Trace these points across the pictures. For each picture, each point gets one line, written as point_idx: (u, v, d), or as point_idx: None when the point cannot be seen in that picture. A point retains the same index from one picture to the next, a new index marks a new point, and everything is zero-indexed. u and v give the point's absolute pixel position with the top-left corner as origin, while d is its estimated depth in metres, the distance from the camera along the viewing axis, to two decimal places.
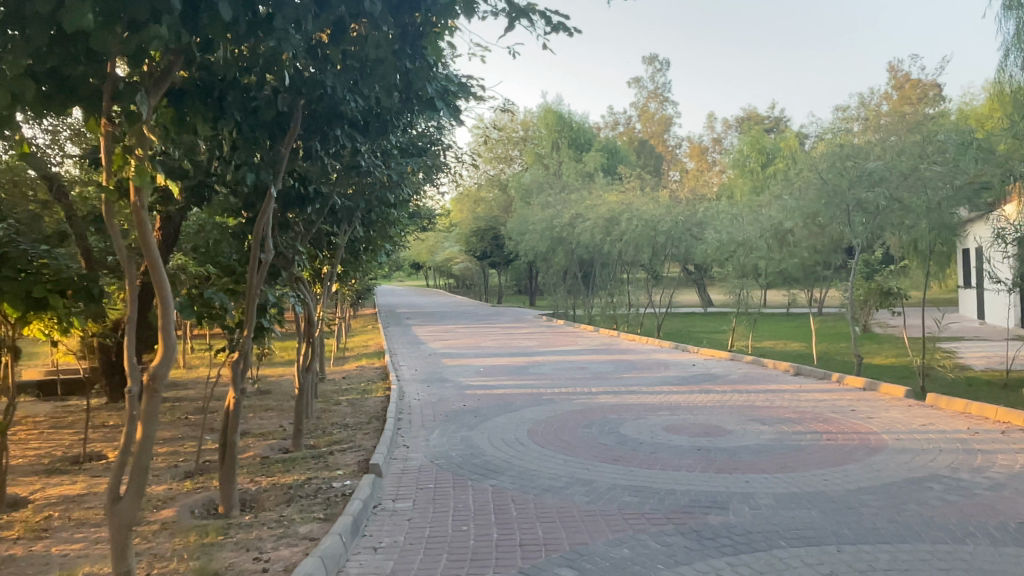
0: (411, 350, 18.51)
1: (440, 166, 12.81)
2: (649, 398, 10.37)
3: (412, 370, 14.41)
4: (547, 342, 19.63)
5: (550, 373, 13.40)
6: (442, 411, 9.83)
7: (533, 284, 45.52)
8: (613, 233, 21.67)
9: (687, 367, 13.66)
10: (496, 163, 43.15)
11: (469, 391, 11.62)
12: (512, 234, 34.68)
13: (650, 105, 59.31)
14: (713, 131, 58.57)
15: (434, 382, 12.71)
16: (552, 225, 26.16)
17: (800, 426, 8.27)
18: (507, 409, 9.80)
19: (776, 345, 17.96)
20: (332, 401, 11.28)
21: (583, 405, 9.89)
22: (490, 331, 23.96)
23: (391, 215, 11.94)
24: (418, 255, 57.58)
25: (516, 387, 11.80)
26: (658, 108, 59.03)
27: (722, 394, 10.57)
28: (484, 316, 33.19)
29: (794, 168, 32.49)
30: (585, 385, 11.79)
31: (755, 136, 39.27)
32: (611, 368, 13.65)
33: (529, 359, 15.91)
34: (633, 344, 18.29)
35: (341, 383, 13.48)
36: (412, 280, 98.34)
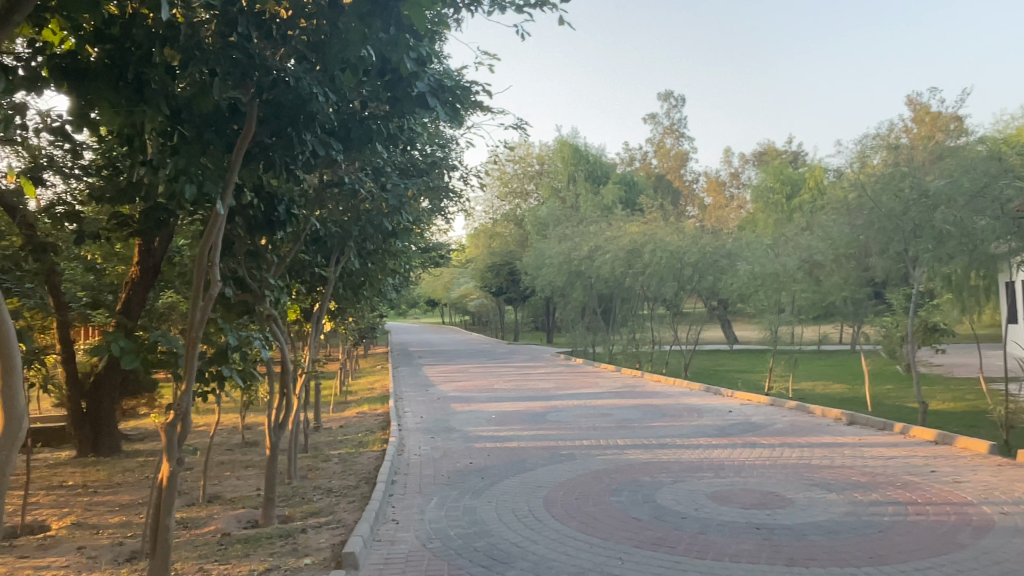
0: (419, 393, 17.14)
1: (445, 195, 11.74)
2: (685, 454, 8.93)
3: (416, 417, 13.06)
4: (565, 384, 18.19)
5: (570, 421, 11.96)
6: (444, 470, 8.44)
7: (550, 321, 44.12)
8: (636, 266, 20.38)
9: (723, 415, 12.17)
10: (512, 197, 43.17)
11: (477, 444, 10.22)
12: (528, 270, 33.46)
13: (666, 141, 58.32)
14: (732, 165, 57.39)
15: (440, 432, 11.33)
16: (570, 259, 24.92)
17: (876, 493, 6.81)
18: (520, 467, 8.41)
19: (816, 387, 16.38)
20: (320, 456, 9.94)
21: (609, 463, 8.47)
22: (505, 371, 22.59)
23: (392, 248, 10.82)
24: (433, 291, 56.49)
25: (531, 438, 10.40)
26: (675, 143, 58.00)
27: (770, 448, 9.09)
28: (499, 355, 31.82)
29: (821, 199, 31.11)
30: (611, 436, 10.36)
31: (778, 166, 38.01)
32: (638, 416, 12.19)
33: (546, 403, 14.48)
34: (660, 387, 16.79)
35: (336, 434, 12.12)
36: (429, 318, 97.18)
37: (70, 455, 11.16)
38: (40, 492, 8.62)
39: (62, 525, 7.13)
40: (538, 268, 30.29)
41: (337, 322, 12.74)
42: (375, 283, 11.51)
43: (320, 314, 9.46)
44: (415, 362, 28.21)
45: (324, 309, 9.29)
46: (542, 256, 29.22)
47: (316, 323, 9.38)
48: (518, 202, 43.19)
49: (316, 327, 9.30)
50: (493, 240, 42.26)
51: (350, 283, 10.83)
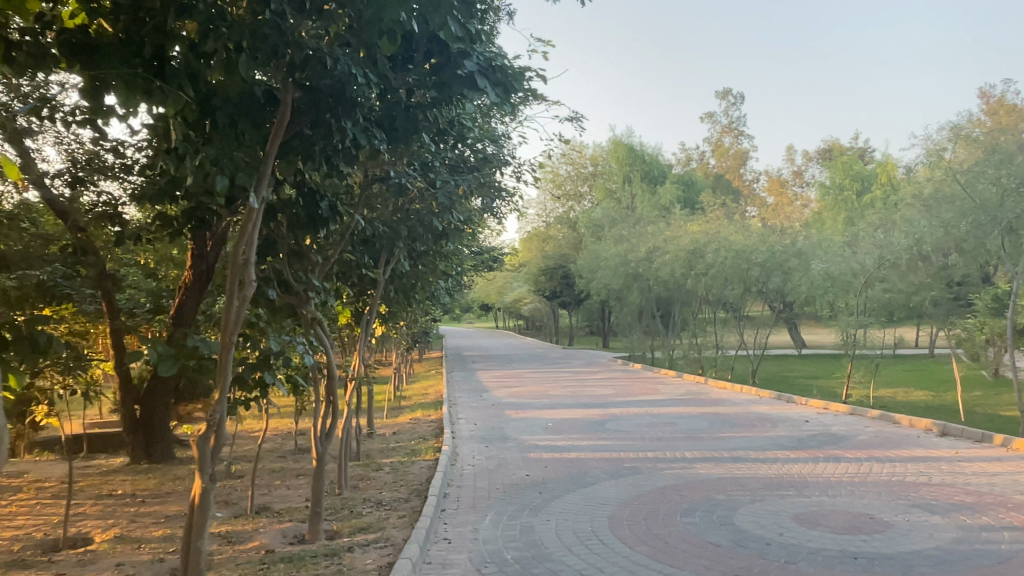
0: (473, 400, 16.71)
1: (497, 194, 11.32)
2: (760, 469, 8.18)
3: (471, 424, 12.61)
4: (625, 390, 17.49)
5: (631, 430, 11.29)
6: (500, 483, 7.94)
7: (606, 325, 43.27)
8: (697, 267, 19.53)
9: (799, 426, 11.29)
10: (567, 200, 42.64)
11: (534, 454, 9.68)
12: (584, 273, 32.80)
13: (724, 140, 56.70)
14: (794, 163, 55.38)
15: (494, 441, 10.83)
16: (627, 261, 24.19)
17: (989, 516, 5.96)
18: (581, 481, 7.84)
19: (898, 396, 15.24)
20: (371, 465, 9.57)
21: (677, 478, 7.80)
22: (561, 377, 21.99)
23: (443, 249, 10.45)
24: (487, 296, 56.28)
25: (591, 448, 9.80)
26: (733, 142, 56.33)
27: (856, 463, 8.26)
28: (555, 360, 31.23)
29: (893, 195, 29.47)
30: (677, 447, 9.66)
31: (846, 161, 36.32)
32: (705, 425, 11.45)
33: (606, 410, 13.83)
34: (725, 393, 15.92)
35: (388, 441, 11.76)
36: (484, 323, 97.18)
37: (125, 463, 11.12)
38: (91, 501, 8.50)
39: (107, 539, 6.92)
40: (594, 270, 29.61)
41: (389, 328, 12.45)
42: (426, 286, 11.18)
43: (369, 319, 9.14)
44: (469, 368, 27.88)
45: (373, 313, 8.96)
46: (599, 258, 28.52)
47: (365, 327, 9.05)
48: (572, 205, 42.61)
49: (364, 332, 8.97)
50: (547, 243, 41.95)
51: (401, 287, 10.50)
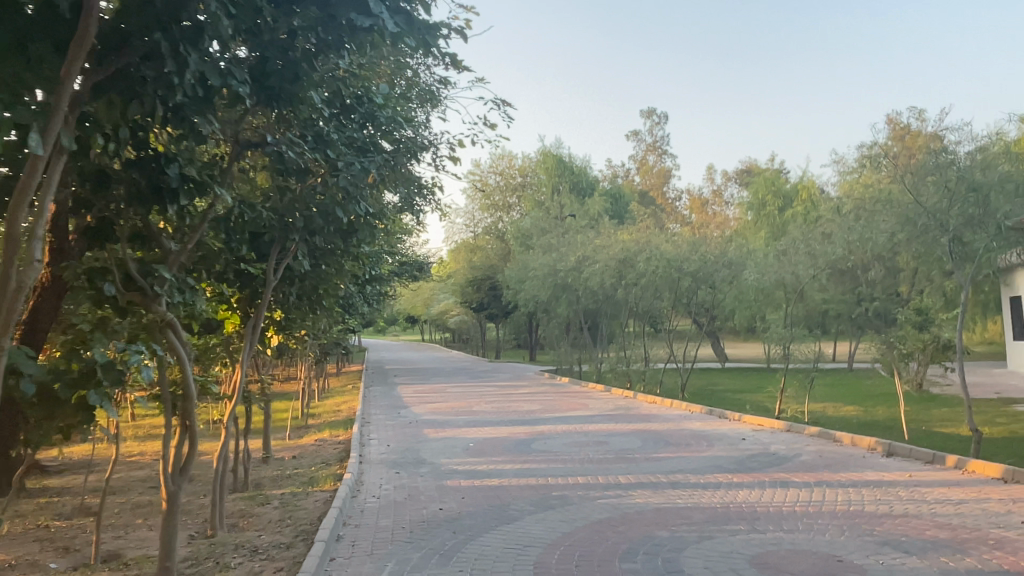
0: (388, 416, 15.34)
1: (416, 188, 10.22)
2: (706, 497, 7.23)
3: (381, 446, 11.28)
4: (552, 405, 16.50)
5: (560, 451, 10.23)
6: (406, 519, 6.69)
7: (532, 337, 42.42)
8: (628, 277, 18.79)
9: (737, 444, 10.51)
10: (495, 210, 41.74)
11: (450, 480, 8.47)
12: (511, 283, 31.84)
13: (648, 158, 57.27)
14: (715, 183, 56.48)
15: (406, 465, 9.56)
16: (555, 271, 23.27)
17: (973, 558, 5.15)
18: (502, 515, 6.70)
19: (831, 411, 14.82)
20: (256, 497, 8.15)
21: (614, 510, 6.74)
22: (485, 391, 20.86)
23: (354, 246, 9.29)
24: (411, 306, 54.65)
25: (515, 474, 8.68)
26: (657, 161, 57.01)
27: (808, 490, 7.45)
28: (480, 373, 30.03)
29: (816, 211, 29.81)
30: (610, 471, 8.65)
31: (769, 178, 36.83)
32: (639, 445, 10.52)
33: (531, 428, 12.76)
34: (656, 409, 15.14)
35: (284, 467, 10.30)
36: (409, 334, 94.95)
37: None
38: None
39: None
40: (521, 280, 28.63)
41: (290, 338, 11.05)
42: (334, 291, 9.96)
43: (254, 323, 7.80)
44: (389, 381, 26.36)
45: (260, 318, 7.68)
46: (527, 268, 27.57)
47: (249, 336, 7.72)
48: (500, 215, 41.77)
49: (247, 343, 7.63)
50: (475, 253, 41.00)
51: (300, 290, 9.23)
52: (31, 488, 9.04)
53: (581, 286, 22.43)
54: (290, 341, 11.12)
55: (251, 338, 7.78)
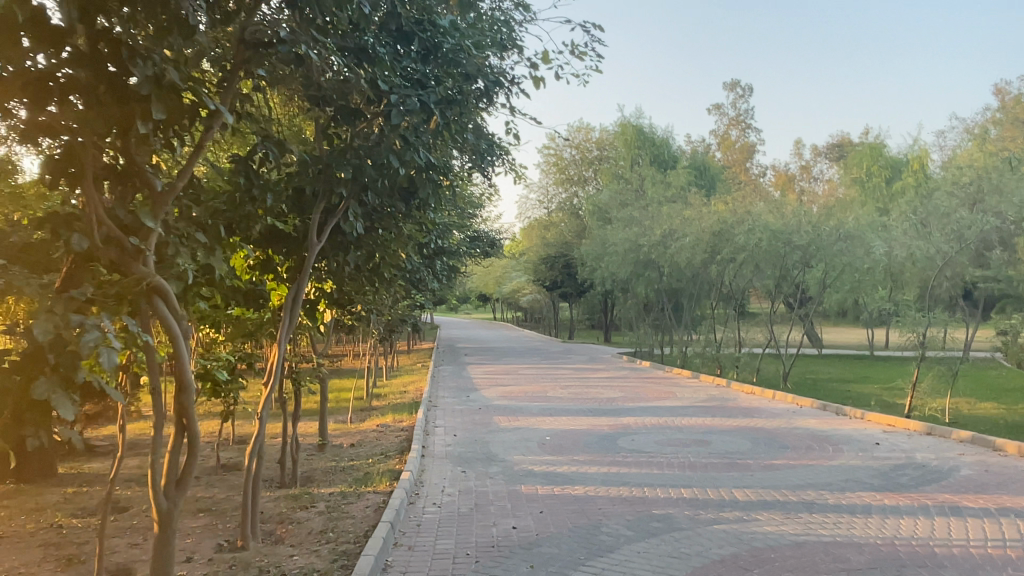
0: (457, 400, 14.14)
1: (490, 145, 8.87)
2: (856, 527, 5.60)
3: (447, 436, 10.04)
4: (636, 393, 14.94)
5: (653, 451, 8.71)
6: (472, 542, 5.32)
7: (608, 317, 40.65)
8: (722, 254, 16.89)
9: (870, 450, 8.71)
10: (570, 185, 40.09)
11: (525, 485, 7.09)
12: (588, 260, 30.24)
13: (730, 133, 54.24)
14: (805, 158, 52.95)
15: (474, 462, 8.25)
16: (638, 247, 21.54)
17: None
18: (593, 542, 5.25)
19: (968, 410, 12.67)
20: (301, 497, 7.01)
21: (738, 543, 5.21)
22: (561, 374, 19.47)
23: (418, 206, 8.07)
24: (484, 284, 53.74)
25: (603, 480, 7.21)
26: (739, 136, 53.99)
27: (994, 523, 5.68)
28: (554, 354, 28.68)
29: (930, 182, 26.81)
30: (719, 482, 7.09)
31: (871, 149, 33.73)
32: (748, 446, 8.87)
33: (616, 420, 11.27)
34: (757, 401, 13.36)
35: (339, 458, 9.18)
36: (482, 313, 94.44)
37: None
38: None
39: None
40: (600, 257, 26.95)
41: (349, 312, 9.95)
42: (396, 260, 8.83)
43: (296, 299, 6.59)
44: (460, 360, 25.30)
45: (302, 289, 6.50)
46: (606, 244, 25.87)
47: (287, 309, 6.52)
48: (576, 190, 40.07)
49: (286, 318, 6.43)
50: (550, 229, 39.67)
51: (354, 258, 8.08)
52: (67, 474, 8.27)
53: (667, 263, 20.60)
54: (350, 315, 10.01)
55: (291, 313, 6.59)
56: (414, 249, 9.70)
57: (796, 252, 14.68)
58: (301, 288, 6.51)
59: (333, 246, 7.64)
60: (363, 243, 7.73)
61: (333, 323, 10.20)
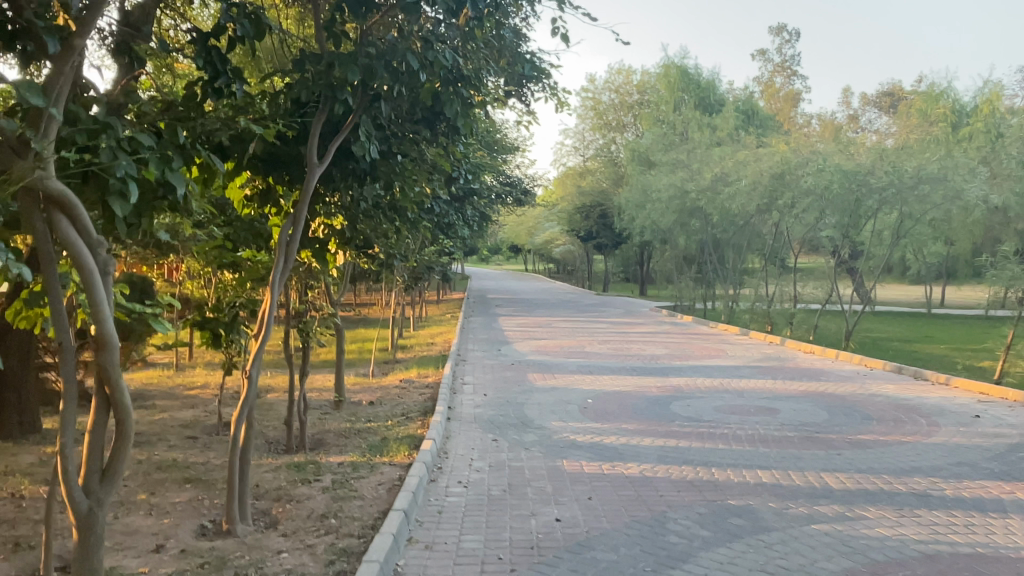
0: (488, 355, 13.06)
1: (532, 68, 7.61)
2: (995, 533, 4.35)
3: (476, 396, 8.96)
4: (682, 350, 13.72)
5: (715, 420, 7.50)
6: (506, 539, 4.22)
7: (643, 270, 39.15)
8: (781, 200, 15.31)
9: (971, 424, 7.40)
10: (607, 131, 38.19)
11: (567, 460, 5.97)
12: (627, 209, 28.69)
13: (775, 80, 51.36)
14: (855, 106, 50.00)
15: (506, 428, 7.15)
16: (684, 193, 20.00)
17: None
18: (661, 545, 4.11)
19: None
20: (305, 468, 5.97)
21: (848, 554, 4.00)
22: (598, 328, 18.30)
23: (446, 131, 6.90)
24: (516, 235, 52.40)
25: (661, 456, 6.06)
26: (785, 83, 51.12)
27: None
28: (588, 307, 27.45)
29: (1005, 126, 24.51)
30: (803, 464, 5.87)
31: (935, 92, 31.21)
32: (825, 417, 7.63)
33: (665, 382, 10.06)
34: (820, 363, 12.02)
35: (355, 417, 8.18)
36: (513, 264, 93.24)
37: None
38: None
39: None
40: (641, 206, 25.40)
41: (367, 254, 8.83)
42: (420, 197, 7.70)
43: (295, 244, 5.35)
44: (492, 312, 24.26)
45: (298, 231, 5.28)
46: (647, 191, 24.31)
47: (281, 252, 5.31)
48: (613, 136, 38.19)
49: (278, 265, 5.24)
50: (586, 177, 38.02)
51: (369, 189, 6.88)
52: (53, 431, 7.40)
53: (716, 210, 19.05)
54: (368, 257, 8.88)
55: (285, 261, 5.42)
56: (441, 185, 8.49)
57: (869, 196, 13.10)
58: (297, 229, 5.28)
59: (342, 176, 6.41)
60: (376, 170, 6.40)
61: (351, 264, 9.08)
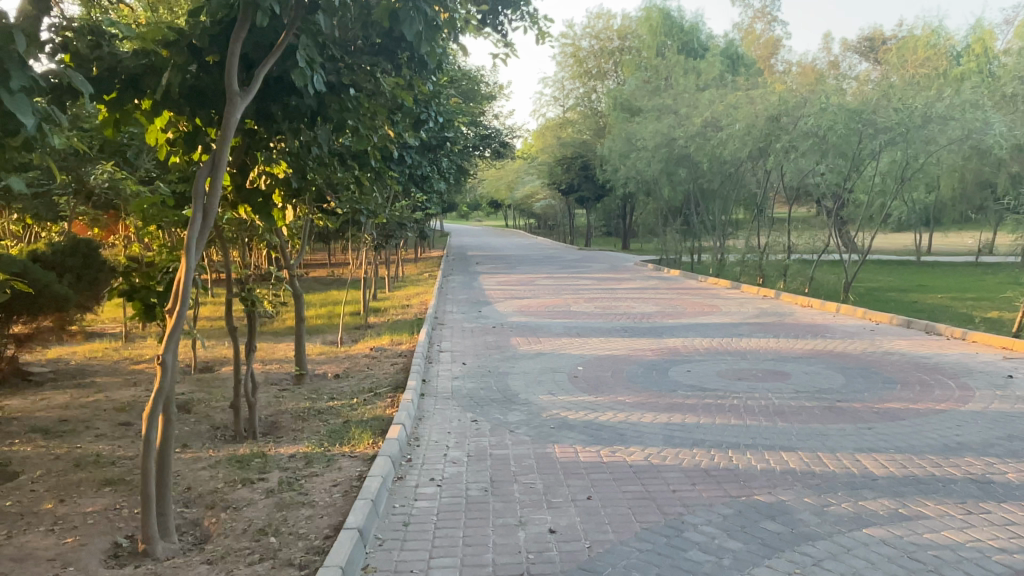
0: (467, 317, 12.14)
1: None
2: None
3: (454, 366, 8.05)
4: (674, 306, 12.90)
5: (722, 389, 6.67)
6: (487, 562, 3.34)
7: (626, 223, 38.19)
8: (777, 144, 14.34)
9: (1006, 386, 6.65)
10: (588, 79, 36.70)
11: (557, 444, 5.09)
12: (610, 159, 27.54)
13: (756, 27, 49.76)
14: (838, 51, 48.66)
15: (488, 405, 6.26)
16: (671, 139, 18.94)
17: None
18: (682, 565, 3.26)
19: None
20: (250, 464, 5.04)
21: (920, 573, 3.16)
22: (583, 285, 17.43)
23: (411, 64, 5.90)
24: (495, 190, 51.04)
25: (666, 437, 5.21)
26: (766, 30, 49.52)
27: None
28: (571, 262, 26.55)
29: (1000, 67, 23.58)
30: (832, 443, 5.04)
31: (925, 33, 30.10)
32: (843, 383, 6.84)
33: (660, 343, 9.21)
34: (822, 318, 11.26)
35: (317, 394, 7.26)
36: (493, 220, 91.92)
37: None
38: None
39: None
40: (624, 155, 24.29)
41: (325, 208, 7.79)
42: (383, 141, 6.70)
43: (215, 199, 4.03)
44: (471, 270, 23.26)
45: (218, 179, 3.99)
46: (631, 140, 23.18)
47: (197, 208, 3.97)
48: (594, 85, 36.70)
49: (192, 226, 3.92)
50: (566, 128, 36.67)
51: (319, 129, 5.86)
52: None
53: (705, 158, 18.03)
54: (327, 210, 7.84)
55: (203, 224, 4.07)
56: (409, 128, 7.46)
57: (874, 138, 12.17)
58: (217, 175, 3.99)
59: (285, 114, 5.37)
60: (324, 105, 5.38)
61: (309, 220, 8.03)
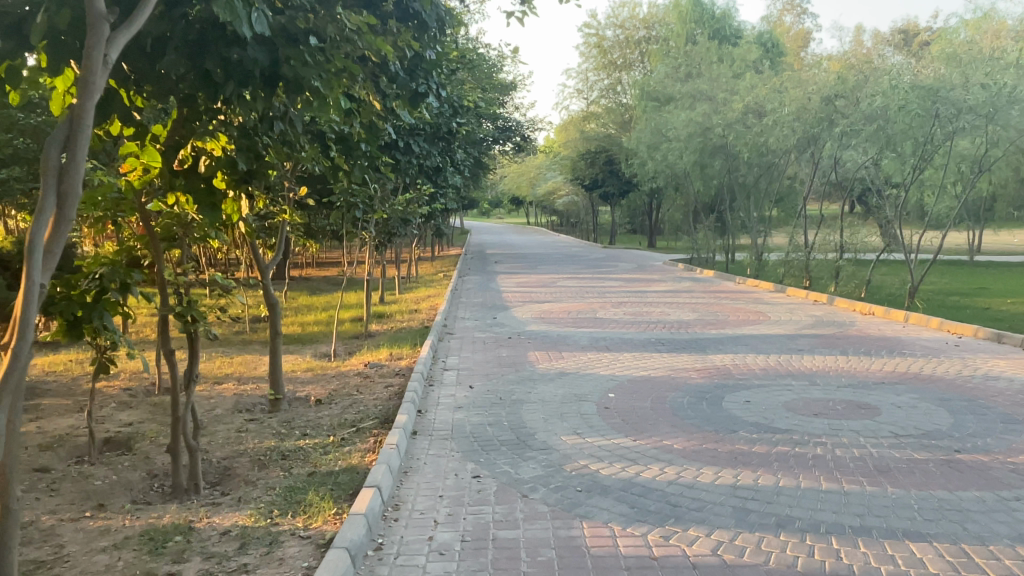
0: (479, 325, 10.74)
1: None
2: None
3: (460, 390, 6.66)
4: (715, 313, 11.42)
5: (797, 432, 5.20)
6: None
7: (652, 221, 36.55)
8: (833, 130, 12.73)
9: None
10: (613, 70, 35.02)
11: (586, 522, 3.69)
12: (637, 152, 25.95)
13: (785, 19, 47.62)
14: (873, 40, 46.41)
15: (498, 451, 4.87)
16: (707, 128, 17.36)
17: None
18: None
19: None
20: (165, 547, 3.64)
21: None
22: (611, 287, 15.99)
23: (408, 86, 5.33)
24: (516, 186, 49.56)
25: (736, 511, 3.79)
26: (796, 21, 47.36)
27: None
28: (596, 261, 25.07)
29: None
30: (975, 528, 3.61)
31: None
32: (952, 423, 5.37)
33: (706, 362, 7.75)
34: (890, 330, 9.71)
35: (288, 426, 5.87)
36: (515, 217, 90.56)
37: None
38: None
39: None
40: (654, 147, 22.69)
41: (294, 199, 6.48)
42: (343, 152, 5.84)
43: (77, 173, 2.65)
44: (490, 270, 21.87)
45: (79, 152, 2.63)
46: (661, 131, 21.58)
47: (46, 197, 2.60)
48: (620, 76, 35.02)
49: (36, 225, 2.56)
50: (589, 121, 35.30)
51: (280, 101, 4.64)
52: None
53: (746, 148, 16.42)
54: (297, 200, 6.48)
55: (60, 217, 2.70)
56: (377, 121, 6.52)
57: (951, 121, 10.55)
58: (76, 145, 2.62)
59: (227, 78, 4.04)
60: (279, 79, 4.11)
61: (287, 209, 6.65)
